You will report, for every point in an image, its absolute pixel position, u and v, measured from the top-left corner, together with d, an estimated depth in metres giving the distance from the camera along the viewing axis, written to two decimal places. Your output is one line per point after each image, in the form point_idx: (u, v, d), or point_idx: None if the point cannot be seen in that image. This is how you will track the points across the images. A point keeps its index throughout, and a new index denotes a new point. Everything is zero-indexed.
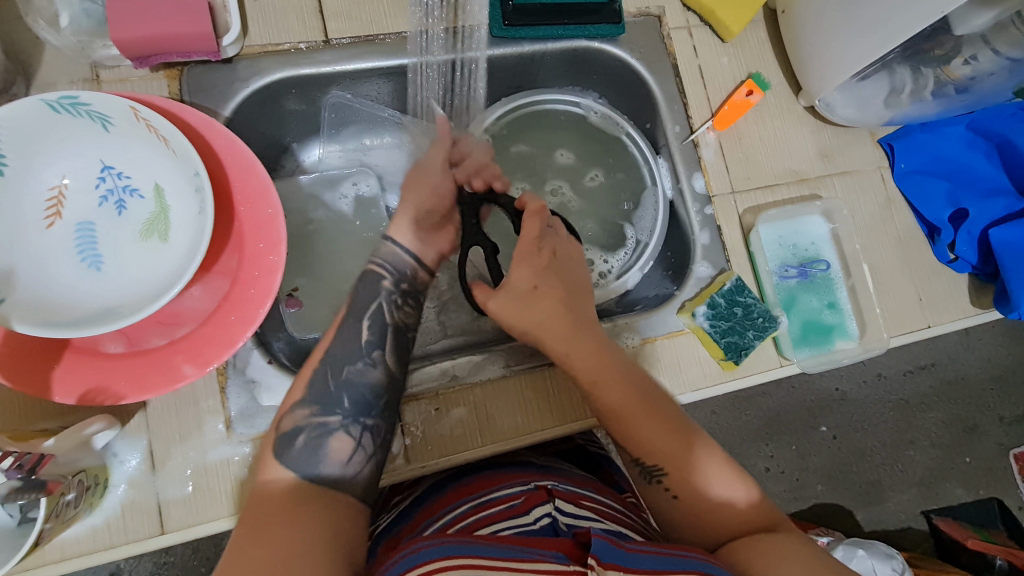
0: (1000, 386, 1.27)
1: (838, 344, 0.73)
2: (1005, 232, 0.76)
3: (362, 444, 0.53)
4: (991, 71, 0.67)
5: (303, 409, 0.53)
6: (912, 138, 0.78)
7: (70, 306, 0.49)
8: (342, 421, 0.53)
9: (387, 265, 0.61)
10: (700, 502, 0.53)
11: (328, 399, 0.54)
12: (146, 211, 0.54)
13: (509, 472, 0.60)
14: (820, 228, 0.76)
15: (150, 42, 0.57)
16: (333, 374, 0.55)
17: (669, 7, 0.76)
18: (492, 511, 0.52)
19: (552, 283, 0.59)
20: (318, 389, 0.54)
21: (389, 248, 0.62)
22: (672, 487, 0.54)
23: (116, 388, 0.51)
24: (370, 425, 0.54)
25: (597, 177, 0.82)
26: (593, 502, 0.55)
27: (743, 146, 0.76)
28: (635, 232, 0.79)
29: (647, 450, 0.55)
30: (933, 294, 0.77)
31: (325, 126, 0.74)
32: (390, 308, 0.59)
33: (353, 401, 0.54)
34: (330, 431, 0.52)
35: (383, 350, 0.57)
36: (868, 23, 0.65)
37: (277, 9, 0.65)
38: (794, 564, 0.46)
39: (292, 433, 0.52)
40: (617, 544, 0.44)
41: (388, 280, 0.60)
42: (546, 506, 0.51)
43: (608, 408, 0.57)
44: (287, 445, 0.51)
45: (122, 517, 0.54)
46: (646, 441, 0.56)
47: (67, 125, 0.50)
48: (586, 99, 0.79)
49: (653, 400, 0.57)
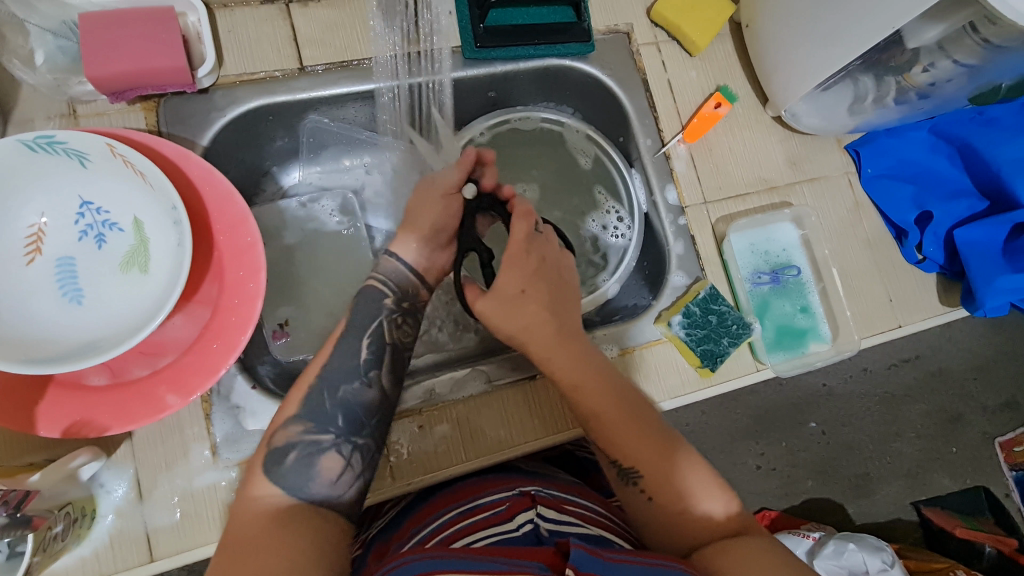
0: (982, 375, 1.30)
1: (812, 346, 0.75)
2: (969, 232, 0.78)
3: (352, 464, 0.54)
4: (949, 78, 0.67)
5: (298, 425, 0.54)
6: (877, 143, 0.81)
7: (49, 341, 0.50)
8: (335, 440, 0.55)
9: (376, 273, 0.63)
10: (674, 503, 0.55)
11: (324, 417, 0.55)
12: (126, 244, 0.55)
13: (496, 479, 0.61)
14: (790, 234, 0.78)
15: (125, 78, 0.58)
16: (331, 393, 0.56)
17: (637, 23, 0.78)
18: (480, 518, 0.54)
19: (539, 286, 0.61)
20: (313, 406, 0.55)
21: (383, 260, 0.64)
22: (647, 489, 0.56)
23: (101, 420, 0.52)
24: (360, 444, 0.56)
25: (574, 194, 0.83)
26: (575, 506, 0.57)
27: (714, 157, 0.78)
28: (607, 195, 0.82)
29: (624, 452, 0.57)
30: (903, 294, 0.79)
31: (303, 151, 0.75)
32: (390, 327, 0.62)
33: (347, 421, 0.56)
34: (323, 450, 0.54)
35: (379, 370, 0.59)
36: (829, 36, 0.66)
37: (252, 38, 0.66)
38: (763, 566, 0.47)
39: (284, 449, 0.53)
40: (598, 553, 0.44)
41: (390, 299, 0.63)
42: (529, 513, 0.52)
43: (590, 416, 0.58)
44: (276, 461, 0.52)
45: (111, 547, 0.55)
46: (625, 445, 0.57)
47: (44, 162, 0.51)
48: (563, 117, 0.82)
49: (635, 407, 0.59)
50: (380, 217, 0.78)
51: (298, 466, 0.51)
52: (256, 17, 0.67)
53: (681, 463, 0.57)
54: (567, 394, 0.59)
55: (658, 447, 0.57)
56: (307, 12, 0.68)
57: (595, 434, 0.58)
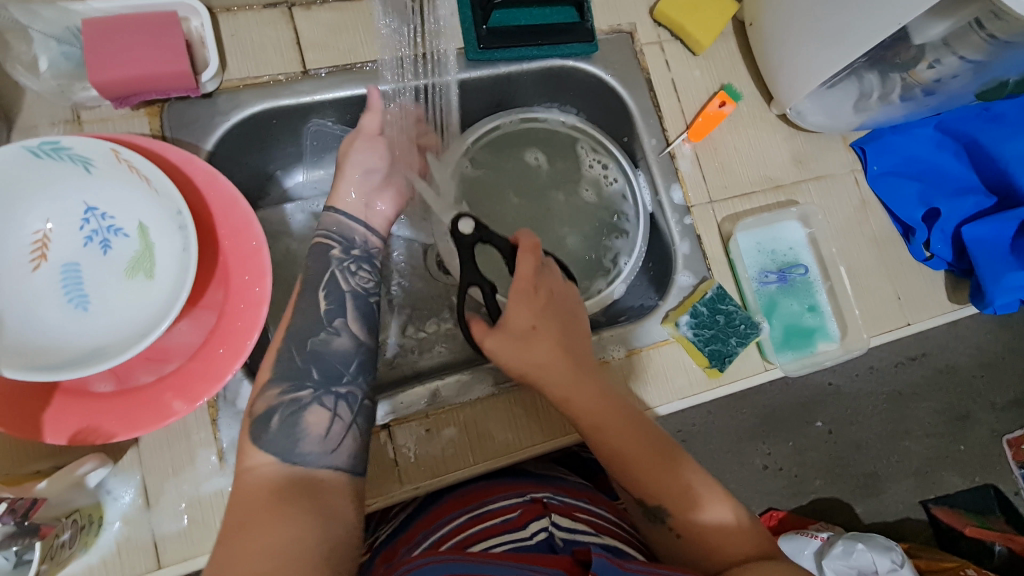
0: (990, 373, 1.29)
1: (821, 346, 0.75)
2: (977, 228, 0.77)
3: (339, 415, 0.54)
4: (955, 74, 0.67)
5: (275, 387, 0.53)
6: (883, 140, 0.80)
7: (56, 349, 0.50)
8: (313, 395, 0.54)
9: (337, 235, 0.62)
10: (705, 539, 0.54)
11: (297, 372, 0.54)
12: (131, 250, 0.55)
13: (504, 483, 0.61)
14: (797, 233, 0.78)
15: (130, 83, 0.58)
16: (298, 348, 0.55)
17: (640, 23, 0.78)
18: (490, 524, 0.53)
19: (549, 322, 0.60)
20: (285, 365, 0.54)
21: (333, 217, 0.63)
22: (676, 527, 0.55)
23: (107, 427, 0.52)
24: (343, 393, 0.55)
25: (588, 186, 0.83)
26: (586, 514, 0.56)
27: (719, 156, 0.77)
28: (614, 176, 0.81)
29: (650, 492, 0.56)
30: (911, 292, 0.79)
31: (307, 154, 0.75)
32: (346, 276, 0.60)
33: (323, 373, 0.55)
34: (304, 407, 0.53)
35: (345, 318, 0.58)
36: (834, 34, 0.66)
37: (256, 42, 0.66)
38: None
39: (266, 415, 0.52)
40: (617, 562, 0.44)
41: (339, 249, 0.61)
42: (541, 521, 0.52)
43: (599, 438, 0.57)
44: (264, 426, 0.51)
45: (118, 555, 0.54)
46: (650, 485, 0.56)
47: (49, 168, 0.51)
48: (566, 117, 0.81)
49: (656, 444, 0.57)
50: None
51: (300, 472, 0.51)
52: (259, 21, 0.67)
53: (708, 501, 0.55)
54: (587, 437, 0.58)
55: (684, 485, 0.56)
56: (310, 16, 0.68)
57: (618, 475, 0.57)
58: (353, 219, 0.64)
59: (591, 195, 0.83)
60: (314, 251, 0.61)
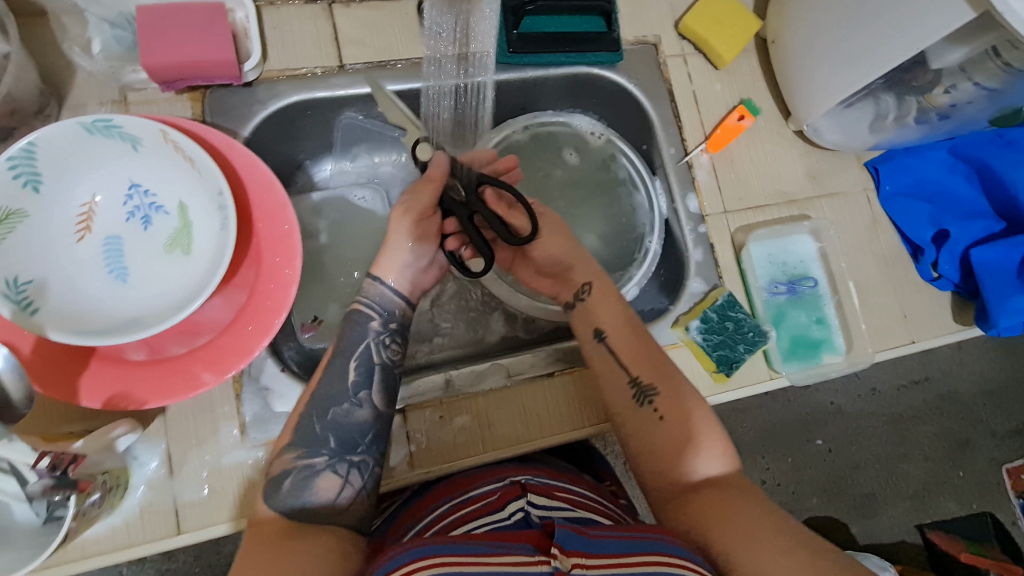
0: (991, 401, 1.30)
1: (826, 358, 0.76)
2: (985, 253, 0.78)
3: (350, 481, 0.54)
4: (970, 100, 0.69)
5: (291, 451, 0.54)
6: (897, 161, 0.82)
7: (98, 317, 0.52)
8: (329, 461, 0.54)
9: (376, 306, 0.60)
10: (682, 430, 0.57)
11: (314, 441, 0.54)
12: (171, 227, 0.58)
13: (489, 471, 0.63)
14: (808, 246, 0.80)
15: (178, 69, 0.61)
16: (320, 417, 0.55)
17: (665, 35, 0.80)
18: (469, 509, 0.55)
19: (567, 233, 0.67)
20: (304, 432, 0.55)
21: (375, 288, 0.61)
22: (659, 408, 0.58)
23: (140, 394, 0.54)
24: (355, 461, 0.55)
25: (572, 152, 0.85)
26: (565, 493, 0.58)
27: (736, 168, 0.79)
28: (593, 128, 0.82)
29: (649, 374, 0.60)
30: (917, 312, 0.80)
31: (338, 146, 0.77)
32: (379, 349, 0.59)
33: (339, 441, 0.55)
34: (317, 472, 0.53)
35: (369, 391, 0.57)
36: (852, 56, 0.68)
37: (297, 36, 0.69)
38: (751, 519, 0.49)
39: (280, 476, 0.53)
40: (582, 531, 0.46)
41: (377, 321, 0.60)
42: (519, 501, 0.53)
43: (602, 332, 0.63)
44: (275, 487, 0.52)
45: (140, 518, 0.57)
46: (632, 359, 0.61)
47: (100, 145, 0.53)
48: (566, 119, 0.82)
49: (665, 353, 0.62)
50: None
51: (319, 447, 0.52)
52: (300, 16, 0.70)
53: (697, 403, 0.59)
54: (603, 334, 0.62)
55: (678, 381, 0.60)
56: (350, 13, 0.71)
57: (619, 359, 0.61)
58: (395, 291, 0.62)
59: (575, 161, 0.85)
60: (351, 318, 0.60)
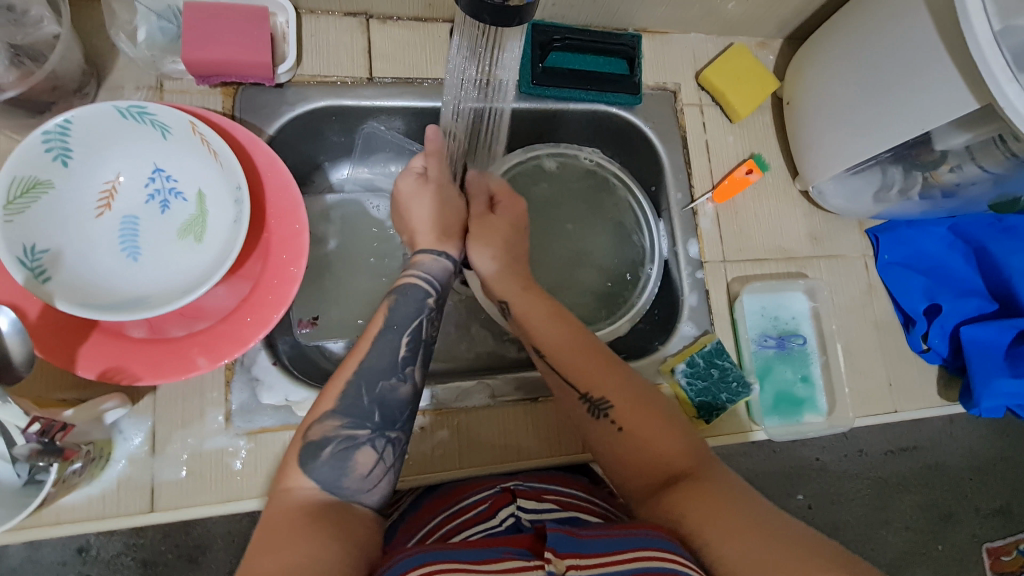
0: (978, 478, 1.30)
1: (807, 417, 0.77)
2: (976, 330, 0.79)
3: (385, 459, 0.53)
4: (974, 181, 0.69)
5: (335, 419, 0.53)
6: (897, 232, 0.84)
7: (106, 292, 0.55)
8: (370, 436, 0.53)
9: (427, 279, 0.62)
10: (642, 432, 0.57)
11: (361, 412, 0.53)
12: (187, 214, 0.60)
13: (476, 481, 0.63)
14: (801, 304, 0.81)
15: (214, 65, 0.64)
16: (368, 388, 0.55)
17: (685, 84, 0.83)
18: (462, 518, 0.54)
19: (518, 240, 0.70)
20: (350, 401, 0.54)
21: (426, 258, 0.64)
22: (616, 417, 0.58)
23: (134, 369, 0.56)
24: (393, 438, 0.54)
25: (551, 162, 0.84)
26: (555, 495, 0.58)
27: (739, 219, 0.81)
28: (588, 153, 0.84)
29: (594, 386, 0.60)
30: (902, 381, 0.81)
31: (356, 151, 0.79)
32: (428, 325, 0.60)
33: (383, 416, 0.54)
34: (358, 445, 0.52)
35: (414, 366, 0.58)
36: (859, 125, 0.71)
37: (331, 45, 0.72)
38: (725, 513, 0.49)
39: (319, 443, 0.51)
40: (573, 533, 0.46)
41: (433, 298, 0.62)
42: (510, 507, 0.54)
43: (546, 343, 0.63)
44: (314, 453, 0.51)
45: (118, 491, 0.58)
46: (579, 368, 0.61)
47: (131, 129, 0.56)
48: (533, 153, 0.82)
49: (608, 358, 0.62)
50: None
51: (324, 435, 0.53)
52: (337, 26, 0.73)
53: (649, 399, 0.59)
54: (544, 352, 0.62)
55: (627, 387, 0.60)
56: (384, 29, 0.74)
57: (566, 372, 0.61)
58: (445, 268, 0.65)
59: (554, 168, 0.85)
60: (404, 289, 0.61)
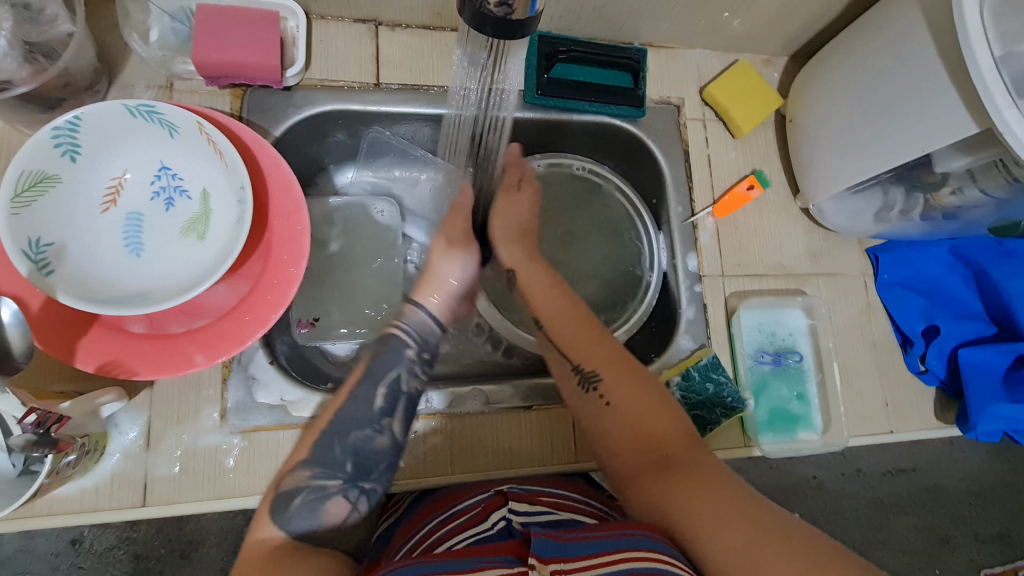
0: (977, 502, 1.29)
1: (802, 435, 0.77)
2: (974, 353, 0.79)
3: (359, 509, 0.52)
4: (976, 204, 0.69)
5: (305, 470, 0.51)
6: (896, 252, 0.84)
7: (107, 285, 0.55)
8: (341, 486, 0.51)
9: (412, 332, 0.60)
10: (631, 408, 0.57)
11: (332, 462, 0.52)
12: (190, 211, 0.61)
13: (465, 489, 0.62)
14: (799, 321, 0.81)
15: (223, 67, 0.65)
16: (341, 438, 0.53)
17: (689, 99, 0.84)
18: (454, 524, 0.54)
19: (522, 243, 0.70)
20: (322, 451, 0.52)
21: (412, 311, 0.62)
22: (605, 392, 0.59)
23: (132, 364, 0.56)
24: (366, 488, 0.52)
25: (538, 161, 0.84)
26: (550, 497, 0.58)
27: (739, 234, 0.82)
28: (578, 163, 0.85)
29: (586, 358, 0.61)
30: (898, 402, 0.82)
31: (362, 154, 0.79)
32: (408, 376, 0.57)
33: (355, 466, 0.52)
34: (329, 496, 0.50)
35: (392, 419, 0.55)
36: (861, 146, 0.71)
37: (340, 50, 0.73)
38: (710, 502, 0.49)
39: (289, 494, 0.50)
40: (557, 537, 0.46)
41: (413, 348, 0.59)
42: (501, 510, 0.53)
43: (543, 317, 0.64)
44: (283, 505, 0.49)
45: (111, 485, 0.59)
46: (573, 343, 0.62)
47: (138, 127, 0.57)
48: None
49: (602, 333, 0.63)
50: (418, 229, 0.83)
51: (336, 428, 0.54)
52: (347, 32, 0.74)
53: (640, 377, 0.60)
54: (543, 324, 0.64)
55: (622, 362, 0.60)
56: (393, 36, 0.75)
57: (560, 346, 0.62)
58: (432, 317, 0.62)
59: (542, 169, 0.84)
60: (385, 340, 0.59)
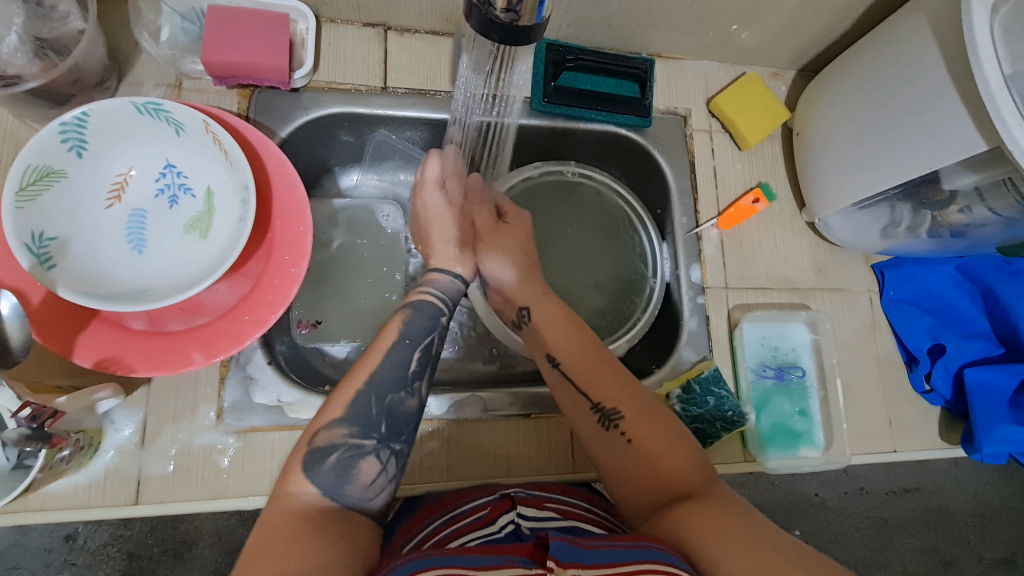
0: (982, 525, 1.26)
1: (803, 451, 0.76)
2: (980, 372, 0.78)
3: (388, 470, 0.53)
4: (984, 223, 0.69)
5: (342, 427, 0.52)
6: (903, 269, 0.83)
7: (110, 282, 0.55)
8: (376, 446, 0.52)
9: (443, 298, 0.63)
10: (652, 447, 0.56)
11: (369, 421, 0.53)
12: (194, 210, 0.61)
13: (458, 493, 0.62)
14: (803, 336, 0.80)
15: (232, 67, 0.65)
16: (378, 398, 0.54)
17: (696, 110, 0.83)
18: (461, 524, 0.53)
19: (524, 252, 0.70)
20: (359, 410, 0.53)
21: (441, 277, 0.64)
22: (626, 429, 0.58)
23: (130, 360, 0.56)
24: (397, 449, 0.54)
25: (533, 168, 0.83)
26: (556, 503, 0.57)
27: (743, 246, 0.81)
28: (569, 167, 0.84)
29: (606, 397, 0.60)
30: (903, 421, 0.80)
31: (366, 158, 0.81)
32: (440, 342, 0.60)
33: (389, 428, 0.54)
34: (363, 454, 0.51)
35: (423, 382, 0.57)
36: (867, 161, 0.70)
37: (348, 53, 0.74)
38: (731, 533, 0.47)
39: (326, 449, 0.51)
40: (575, 542, 0.45)
41: (445, 316, 0.62)
42: (509, 514, 0.53)
43: (559, 350, 0.63)
44: (318, 460, 0.50)
45: (104, 481, 0.58)
46: (591, 380, 0.61)
47: (145, 124, 0.57)
48: (527, 172, 0.82)
49: (620, 369, 0.62)
50: None
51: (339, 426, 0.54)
52: (356, 36, 0.74)
53: (659, 414, 0.59)
54: (558, 359, 0.63)
55: (640, 398, 0.60)
56: (402, 41, 0.76)
57: (577, 382, 0.61)
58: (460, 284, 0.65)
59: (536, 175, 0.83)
60: (419, 305, 0.61)
